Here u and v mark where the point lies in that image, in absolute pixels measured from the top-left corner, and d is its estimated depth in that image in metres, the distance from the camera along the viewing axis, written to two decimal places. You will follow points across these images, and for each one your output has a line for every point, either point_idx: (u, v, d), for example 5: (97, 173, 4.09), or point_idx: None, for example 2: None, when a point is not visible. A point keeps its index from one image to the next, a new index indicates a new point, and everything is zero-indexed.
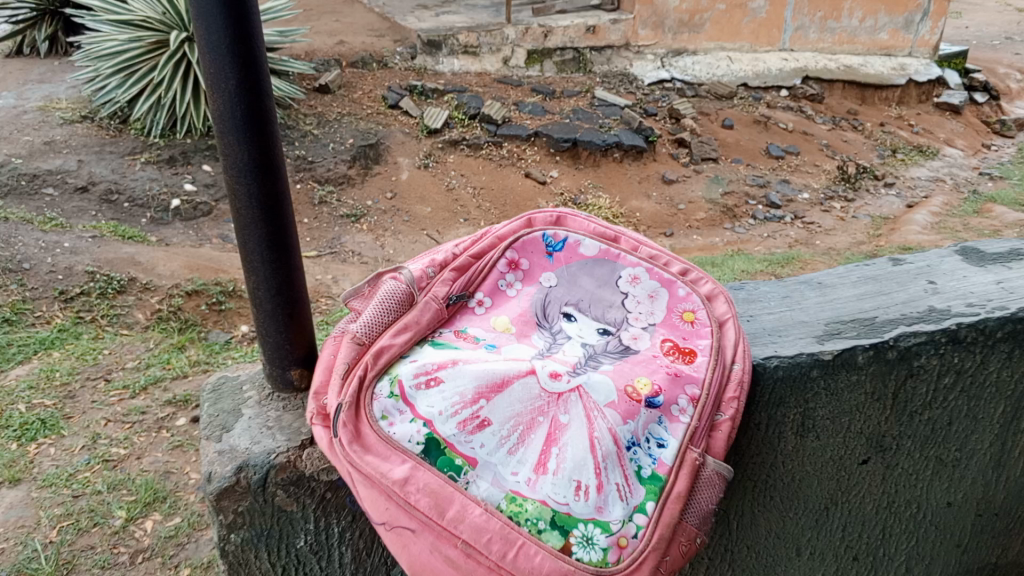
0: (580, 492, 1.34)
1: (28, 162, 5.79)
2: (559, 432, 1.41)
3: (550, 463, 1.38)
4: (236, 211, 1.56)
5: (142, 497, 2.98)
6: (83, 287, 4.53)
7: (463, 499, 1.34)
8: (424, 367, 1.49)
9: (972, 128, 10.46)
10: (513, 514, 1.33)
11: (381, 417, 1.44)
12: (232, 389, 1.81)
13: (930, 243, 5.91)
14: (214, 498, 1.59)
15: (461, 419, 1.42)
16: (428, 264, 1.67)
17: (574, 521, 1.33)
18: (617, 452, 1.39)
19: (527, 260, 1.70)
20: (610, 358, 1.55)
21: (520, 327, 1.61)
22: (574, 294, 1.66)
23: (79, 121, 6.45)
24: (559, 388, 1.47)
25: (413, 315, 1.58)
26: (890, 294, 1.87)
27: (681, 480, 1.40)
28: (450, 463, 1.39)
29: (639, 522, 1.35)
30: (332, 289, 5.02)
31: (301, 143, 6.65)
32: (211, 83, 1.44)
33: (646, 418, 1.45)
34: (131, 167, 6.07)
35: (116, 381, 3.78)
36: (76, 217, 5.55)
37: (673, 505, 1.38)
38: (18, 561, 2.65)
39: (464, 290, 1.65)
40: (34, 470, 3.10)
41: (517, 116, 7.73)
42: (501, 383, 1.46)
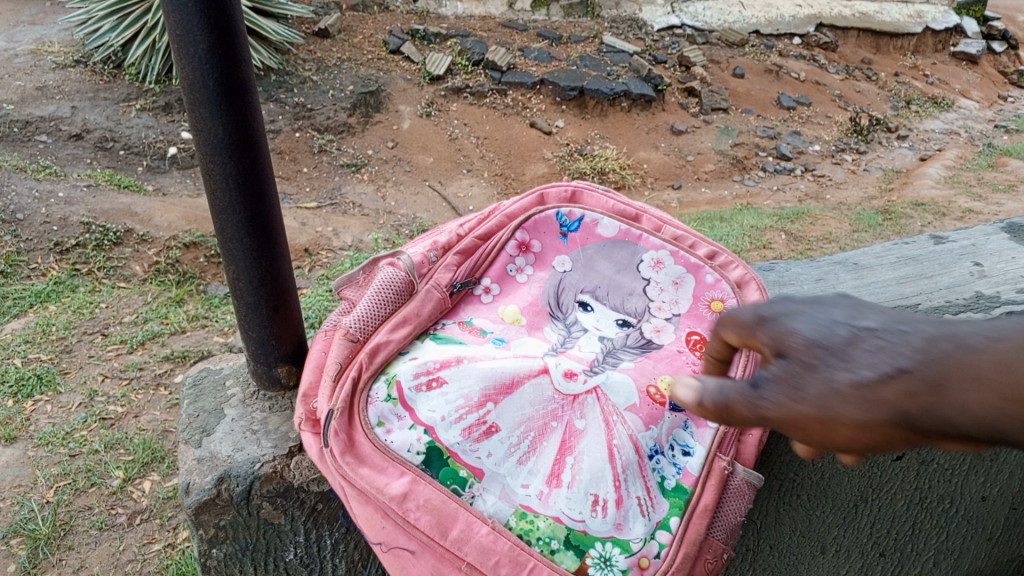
0: (597, 507, 1.29)
1: (21, 109, 5.62)
2: (574, 439, 1.34)
3: (564, 474, 1.31)
4: (212, 193, 1.45)
5: (140, 456, 2.91)
6: (79, 238, 4.43)
7: (468, 517, 1.27)
8: (425, 366, 1.40)
9: (988, 79, 10.20)
10: (524, 532, 1.27)
11: (377, 424, 1.35)
12: (215, 385, 1.77)
13: (943, 199, 5.77)
14: (193, 512, 1.53)
15: (466, 425, 1.34)
16: (431, 248, 1.59)
17: (591, 540, 1.27)
18: (638, 462, 1.34)
19: (537, 243, 1.63)
20: (631, 353, 1.47)
21: (529, 319, 1.54)
22: (588, 283, 1.59)
23: (72, 65, 6.25)
24: (573, 389, 1.38)
25: (413, 306, 1.51)
26: (933, 278, 1.78)
27: (706, 492, 1.35)
28: (454, 475, 1.31)
29: (661, 541, 1.31)
30: (332, 241, 4.90)
31: (300, 90, 6.47)
32: (178, 48, 1.29)
33: (673, 420, 1.39)
34: (127, 114, 5.91)
35: (113, 336, 3.69)
36: (70, 165, 5.43)
37: (699, 520, 1.33)
38: (15, 522, 2.61)
39: (469, 276, 1.58)
40: (29, 428, 3.04)
41: (522, 63, 7.50)
42: (510, 384, 1.37)
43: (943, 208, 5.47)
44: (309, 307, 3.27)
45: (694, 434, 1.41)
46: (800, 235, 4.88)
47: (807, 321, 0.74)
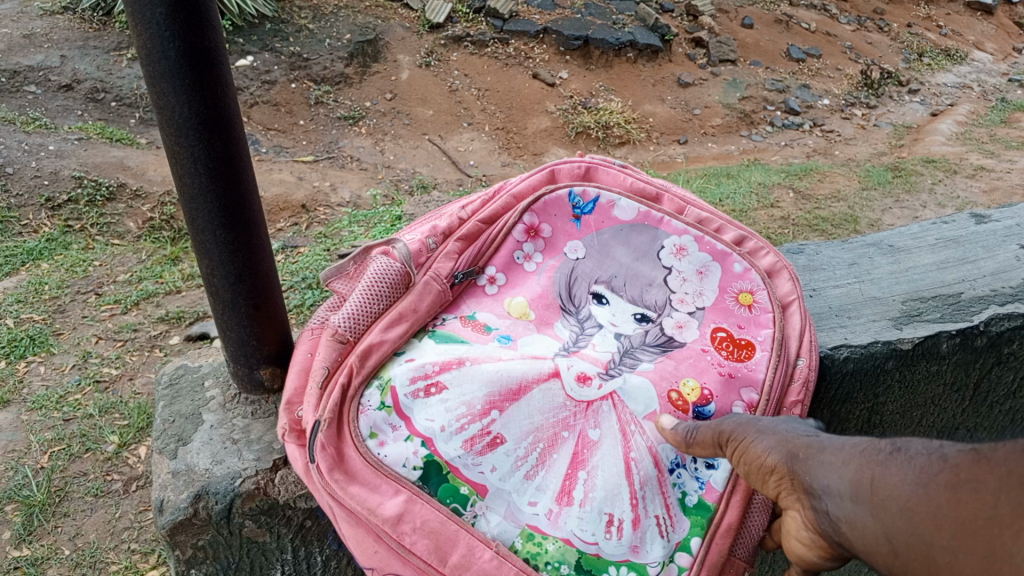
0: (611, 528, 1.30)
1: (8, 58, 5.43)
2: (587, 452, 1.36)
3: (576, 492, 1.32)
4: (180, 179, 1.34)
5: (136, 422, 2.85)
6: (71, 193, 4.31)
7: (471, 541, 1.26)
8: (424, 370, 1.39)
9: (1003, 30, 9.91)
10: (532, 556, 1.28)
11: (369, 436, 1.34)
12: (192, 385, 1.72)
13: (955, 156, 5.62)
14: (168, 532, 1.48)
15: (468, 437, 1.34)
16: (431, 236, 1.56)
17: (604, 564, 1.29)
18: (657, 477, 1.36)
19: (547, 228, 1.62)
20: (652, 355, 1.49)
21: (538, 315, 1.54)
22: (604, 275, 1.59)
23: (60, 12, 6.05)
24: (587, 395, 1.41)
25: (411, 302, 1.48)
26: (974, 264, 2.00)
27: (731, 510, 1.35)
28: (455, 493, 1.31)
29: (679, 565, 1.31)
30: (329, 197, 4.77)
31: (296, 39, 6.30)
32: (135, 14, 1.17)
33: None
34: (118, 63, 5.72)
35: (107, 295, 3.60)
36: (61, 117, 5.28)
37: (722, 539, 1.33)
38: (9, 488, 2.55)
39: (471, 265, 1.56)
40: (23, 391, 2.97)
41: (524, 10, 7.27)
42: (518, 390, 1.39)
43: (955, 165, 5.33)
44: (306, 268, 3.18)
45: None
46: (809, 193, 4.72)
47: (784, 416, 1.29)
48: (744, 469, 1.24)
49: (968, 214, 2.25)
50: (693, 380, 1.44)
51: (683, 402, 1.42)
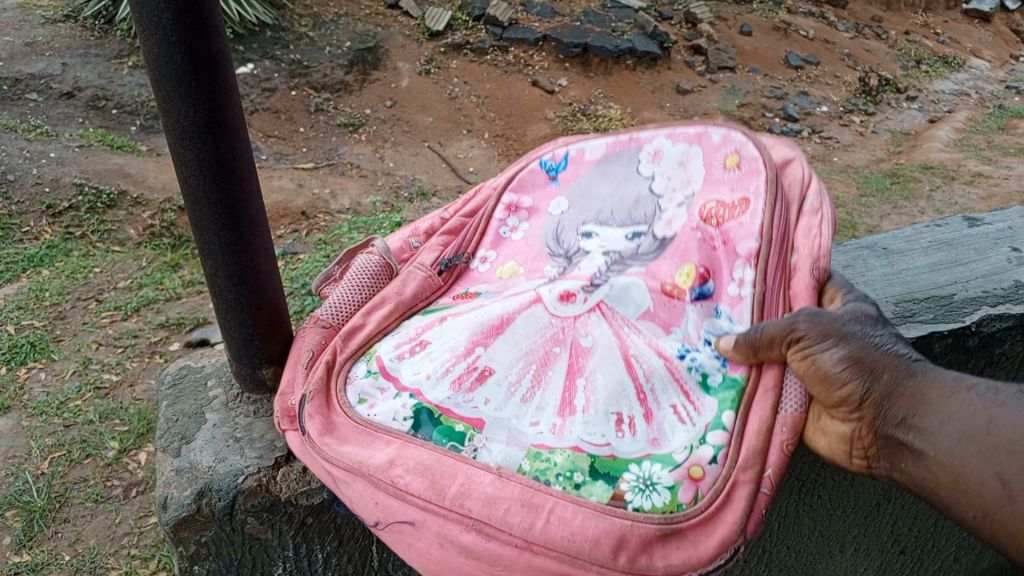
0: (620, 425, 1.28)
1: (10, 66, 5.46)
2: (582, 359, 1.37)
3: (578, 400, 1.32)
4: (185, 181, 1.35)
5: (136, 427, 2.86)
6: (72, 200, 4.32)
7: (467, 469, 1.25)
8: (405, 342, 1.48)
9: (1001, 37, 9.95)
10: (540, 472, 1.24)
11: (357, 401, 1.40)
12: (195, 385, 1.72)
13: (952, 163, 5.64)
14: (171, 528, 1.49)
15: (456, 377, 1.38)
16: (414, 236, 1.71)
17: (623, 465, 1.24)
18: (664, 365, 1.33)
19: (527, 198, 1.68)
20: (649, 255, 1.48)
21: (527, 265, 1.58)
22: (592, 212, 1.60)
23: (62, 21, 6.08)
24: (573, 310, 1.42)
25: (395, 287, 1.58)
26: (967, 265, 2.01)
27: (768, 371, 1.29)
28: (451, 432, 1.31)
29: (713, 444, 1.24)
30: (330, 204, 4.79)
31: (296, 46, 6.36)
32: (141, 22, 1.19)
33: (697, 314, 1.39)
34: (118, 71, 5.75)
35: (108, 302, 3.61)
36: (62, 124, 5.28)
37: (763, 400, 1.27)
38: (9, 494, 2.56)
39: (458, 252, 1.64)
40: (23, 397, 2.98)
41: (524, 18, 7.31)
42: (500, 325, 1.43)
43: (953, 172, 5.36)
44: (305, 275, 3.20)
45: (730, 321, 1.37)
46: None
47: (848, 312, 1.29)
48: (801, 366, 1.24)
49: (961, 217, 2.27)
50: (686, 263, 1.43)
51: (678, 290, 1.41)
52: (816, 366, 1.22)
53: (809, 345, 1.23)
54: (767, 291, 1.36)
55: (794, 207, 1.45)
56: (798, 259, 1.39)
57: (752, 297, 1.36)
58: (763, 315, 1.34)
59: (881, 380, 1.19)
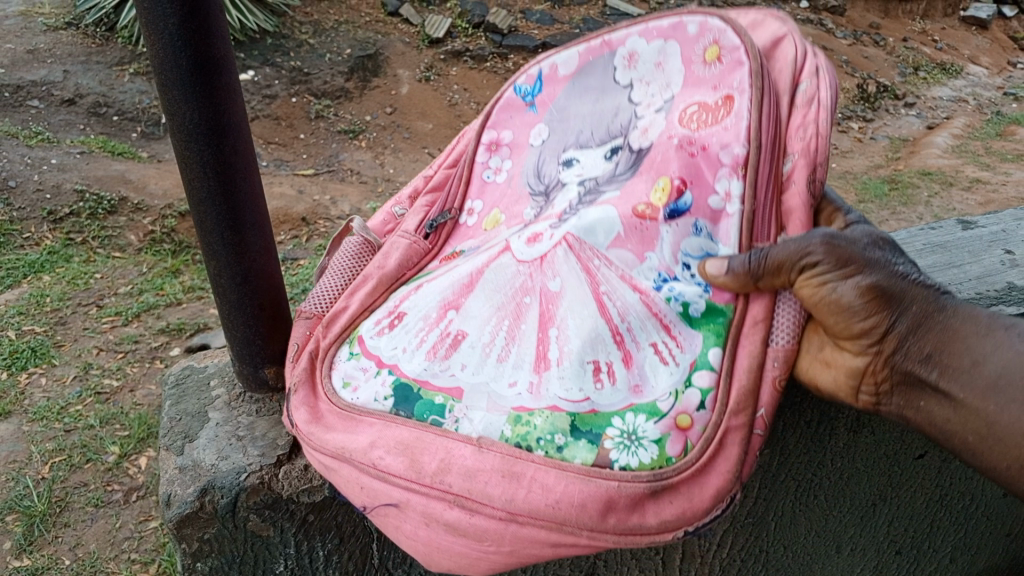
0: (597, 375, 1.14)
1: (12, 73, 5.49)
2: (553, 307, 1.21)
3: (552, 353, 1.18)
4: (189, 183, 1.36)
5: (136, 432, 2.87)
6: (73, 206, 4.34)
7: (447, 443, 1.14)
8: (384, 315, 1.34)
9: (998, 44, 9.99)
10: (522, 439, 1.12)
11: (341, 386, 1.29)
12: (198, 385, 1.67)
13: (951, 169, 5.66)
14: (174, 526, 1.44)
15: (431, 347, 1.26)
16: (400, 203, 1.58)
17: (603, 420, 1.12)
18: (641, 301, 1.16)
19: (505, 132, 1.51)
20: (625, 176, 1.28)
21: (508, 212, 1.40)
22: (572, 138, 1.41)
23: (63, 28, 6.11)
24: (540, 250, 1.25)
25: (377, 261, 1.43)
26: (962, 267, 2.00)
27: (757, 299, 1.14)
28: (431, 406, 1.19)
29: (701, 386, 1.11)
30: (330, 210, 4.80)
31: (296, 53, 6.39)
32: (147, 27, 1.21)
33: (676, 234, 1.18)
34: (119, 78, 5.78)
35: (108, 307, 3.62)
36: (63, 131, 5.29)
37: (754, 333, 1.12)
38: (9, 499, 2.56)
39: (443, 209, 1.48)
40: (24, 402, 2.99)
41: (523, 25, 7.34)
42: (469, 283, 1.29)
43: (951, 178, 5.37)
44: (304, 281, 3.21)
45: (713, 240, 1.18)
46: None
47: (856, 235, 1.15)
48: (813, 297, 1.09)
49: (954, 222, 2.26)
50: (663, 176, 1.21)
51: (652, 210, 1.20)
52: (838, 300, 1.08)
53: (828, 276, 1.08)
54: (758, 206, 1.17)
55: (784, 99, 1.21)
56: (794, 166, 1.19)
57: (740, 215, 1.16)
58: (755, 240, 1.16)
59: (907, 312, 1.09)
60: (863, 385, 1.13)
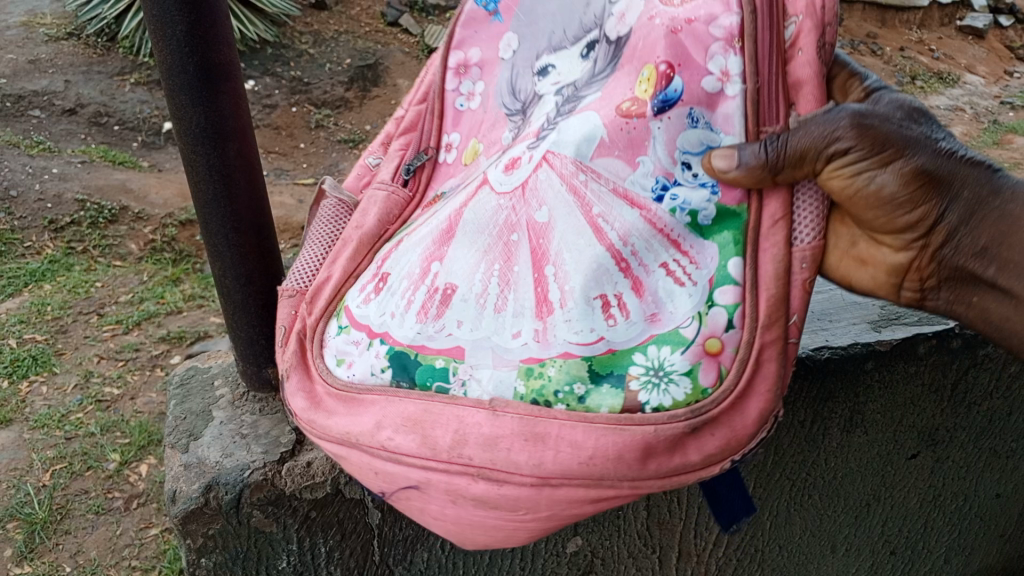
0: (606, 310, 0.88)
1: (13, 83, 5.53)
2: (545, 241, 0.91)
3: (552, 294, 0.90)
4: (194, 188, 1.24)
5: (137, 439, 2.89)
6: (74, 215, 4.36)
7: (458, 412, 0.89)
8: (366, 276, 1.04)
9: (994, 54, 10.05)
10: (538, 394, 0.88)
11: (335, 365, 1.00)
12: (203, 385, 1.44)
13: None
14: (178, 521, 1.24)
15: (418, 307, 0.96)
16: (375, 153, 1.25)
17: (625, 358, 0.88)
18: (642, 218, 0.87)
19: (473, 48, 1.11)
20: (605, 75, 0.93)
21: (486, 139, 1.06)
22: (544, 41, 1.05)
23: (64, 38, 6.14)
24: (518, 177, 0.94)
25: (354, 220, 1.10)
26: None
27: (772, 194, 0.86)
28: (433, 372, 0.93)
29: (726, 304, 0.85)
30: None
31: (296, 63, 6.45)
32: (152, 33, 1.13)
33: (669, 130, 0.86)
34: (121, 88, 5.81)
35: (109, 316, 3.64)
36: (64, 140, 5.31)
37: (774, 234, 0.86)
38: (11, 506, 2.57)
39: (418, 149, 1.13)
40: (25, 410, 3.00)
41: None
42: (448, 226, 0.97)
43: None
44: None
45: (712, 128, 0.86)
46: None
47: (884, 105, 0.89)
48: (846, 190, 0.85)
49: None
50: (646, 62, 0.87)
51: (639, 107, 0.87)
52: (878, 191, 0.85)
53: (863, 166, 0.84)
54: (765, 82, 0.84)
55: None
56: (799, 27, 0.85)
57: (744, 97, 0.85)
58: (763, 125, 0.85)
59: (957, 196, 0.88)
60: (905, 282, 0.94)
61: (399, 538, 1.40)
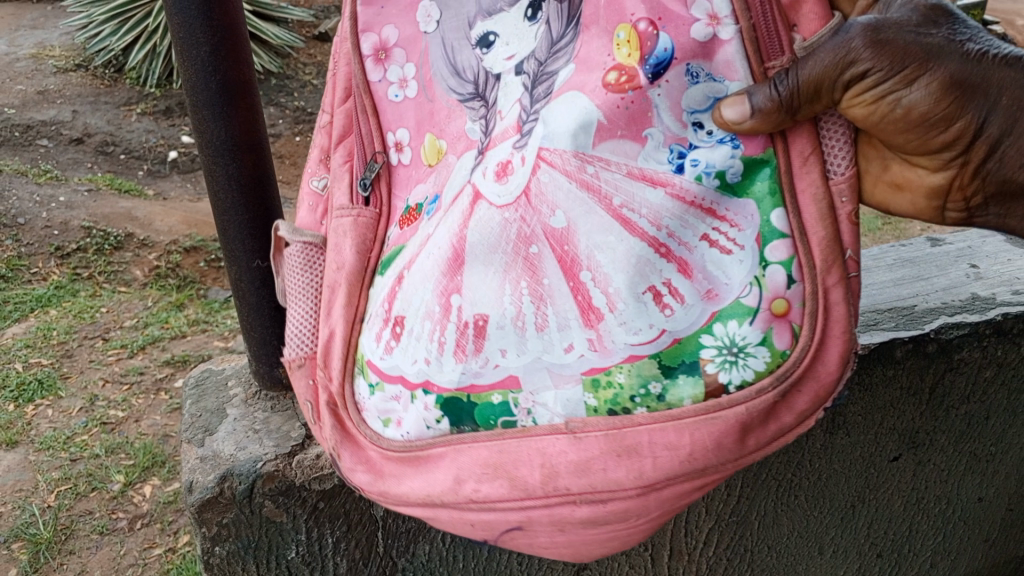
0: (661, 301, 0.78)
1: (22, 113, 5.65)
2: (573, 242, 0.80)
3: (596, 299, 0.79)
4: (215, 197, 1.29)
5: (141, 461, 2.92)
6: (80, 242, 4.43)
7: (535, 444, 0.81)
8: (380, 322, 0.93)
9: None
10: (613, 404, 0.80)
11: (383, 426, 0.92)
12: (217, 385, 1.47)
13: None
14: (195, 509, 1.25)
15: (451, 346, 0.86)
16: (317, 174, 1.10)
17: (693, 346, 0.78)
18: (668, 196, 0.76)
19: (387, 27, 0.98)
20: (569, 40, 0.80)
21: (448, 134, 0.95)
22: (471, 4, 0.92)
23: (73, 69, 6.27)
24: (516, 186, 0.82)
25: (331, 262, 1.00)
26: (929, 279, 1.66)
27: (796, 131, 0.75)
28: (490, 413, 0.85)
29: (781, 259, 0.75)
30: None
31: (300, 94, 6.57)
32: (178, 54, 1.19)
33: (671, 94, 0.75)
34: (127, 118, 5.92)
35: (114, 340, 3.68)
36: (71, 169, 5.40)
37: (809, 172, 0.75)
38: (16, 526, 2.61)
39: (365, 158, 1.01)
40: (31, 432, 3.05)
41: None
42: (454, 254, 0.85)
43: None
44: None
45: (714, 78, 0.74)
46: None
47: (896, 7, 0.71)
48: (870, 118, 0.71)
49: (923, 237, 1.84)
50: (620, 22, 0.75)
51: (629, 76, 0.75)
52: (907, 112, 0.70)
53: (885, 87, 0.69)
54: (760, 16, 0.71)
55: None
56: None
57: (741, 38, 0.72)
58: (767, 61, 0.73)
59: (998, 99, 0.70)
60: (948, 204, 0.77)
61: (402, 531, 1.40)
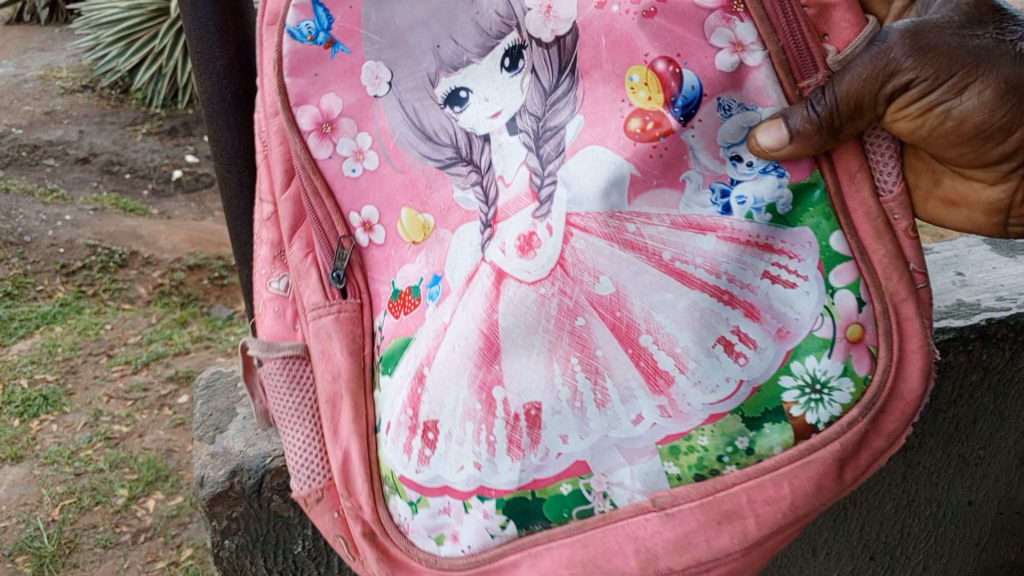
0: (736, 351, 0.67)
1: (29, 134, 5.74)
2: (630, 302, 0.69)
3: (665, 363, 0.68)
4: (228, 206, 1.32)
5: (144, 475, 2.93)
6: (85, 260, 4.48)
7: (626, 528, 0.69)
8: (401, 430, 0.77)
9: None
10: (699, 468, 0.68)
11: (439, 544, 0.77)
12: (227, 385, 1.51)
13: None
14: (206, 503, 1.29)
15: (498, 444, 0.72)
16: (274, 273, 0.93)
17: (774, 392, 0.67)
18: (719, 245, 0.67)
19: (326, 95, 0.83)
20: (568, 88, 0.71)
21: (433, 207, 0.82)
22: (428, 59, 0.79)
23: (79, 91, 6.36)
24: (545, 258, 0.71)
25: (322, 372, 0.85)
26: None
27: (840, 150, 0.65)
28: (558, 503, 0.71)
29: (847, 284, 0.66)
30: None
31: None
32: (196, 67, 1.24)
33: (707, 132, 0.66)
34: (133, 138, 5.98)
35: (118, 356, 3.72)
36: (77, 188, 5.42)
37: (859, 190, 0.66)
38: (20, 540, 2.63)
39: (331, 247, 0.87)
40: (35, 447, 3.08)
41: None
42: (485, 343, 0.72)
43: None
44: None
45: (748, 106, 0.66)
46: None
47: (936, 8, 0.63)
48: (918, 132, 0.62)
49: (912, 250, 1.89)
50: (631, 64, 0.67)
51: (656, 121, 0.67)
52: (959, 125, 0.61)
53: (933, 98, 0.60)
54: (788, 36, 0.63)
55: None
56: None
57: (771, 61, 0.64)
58: (802, 81, 0.64)
59: None
60: (1008, 218, 0.69)
61: None
